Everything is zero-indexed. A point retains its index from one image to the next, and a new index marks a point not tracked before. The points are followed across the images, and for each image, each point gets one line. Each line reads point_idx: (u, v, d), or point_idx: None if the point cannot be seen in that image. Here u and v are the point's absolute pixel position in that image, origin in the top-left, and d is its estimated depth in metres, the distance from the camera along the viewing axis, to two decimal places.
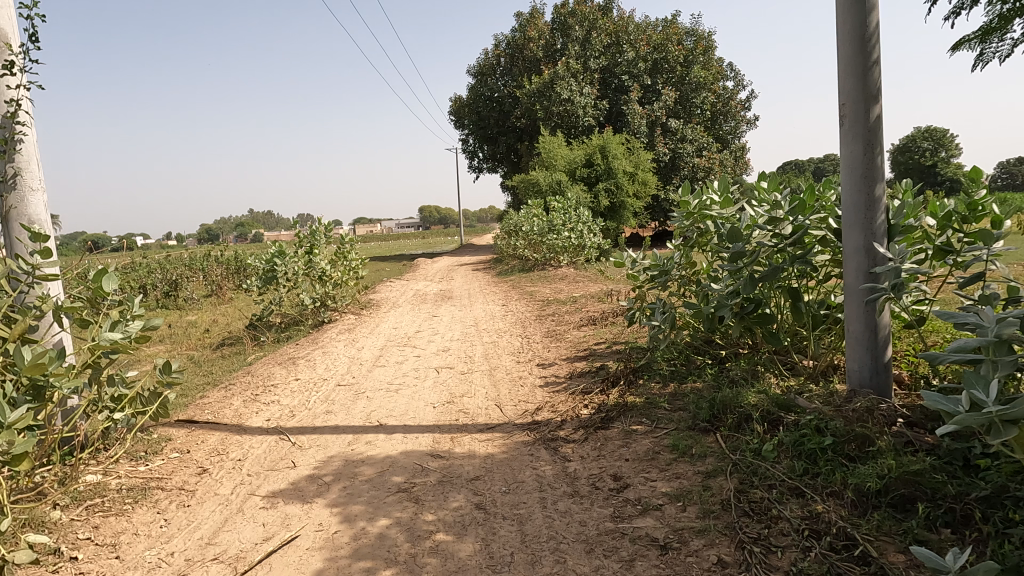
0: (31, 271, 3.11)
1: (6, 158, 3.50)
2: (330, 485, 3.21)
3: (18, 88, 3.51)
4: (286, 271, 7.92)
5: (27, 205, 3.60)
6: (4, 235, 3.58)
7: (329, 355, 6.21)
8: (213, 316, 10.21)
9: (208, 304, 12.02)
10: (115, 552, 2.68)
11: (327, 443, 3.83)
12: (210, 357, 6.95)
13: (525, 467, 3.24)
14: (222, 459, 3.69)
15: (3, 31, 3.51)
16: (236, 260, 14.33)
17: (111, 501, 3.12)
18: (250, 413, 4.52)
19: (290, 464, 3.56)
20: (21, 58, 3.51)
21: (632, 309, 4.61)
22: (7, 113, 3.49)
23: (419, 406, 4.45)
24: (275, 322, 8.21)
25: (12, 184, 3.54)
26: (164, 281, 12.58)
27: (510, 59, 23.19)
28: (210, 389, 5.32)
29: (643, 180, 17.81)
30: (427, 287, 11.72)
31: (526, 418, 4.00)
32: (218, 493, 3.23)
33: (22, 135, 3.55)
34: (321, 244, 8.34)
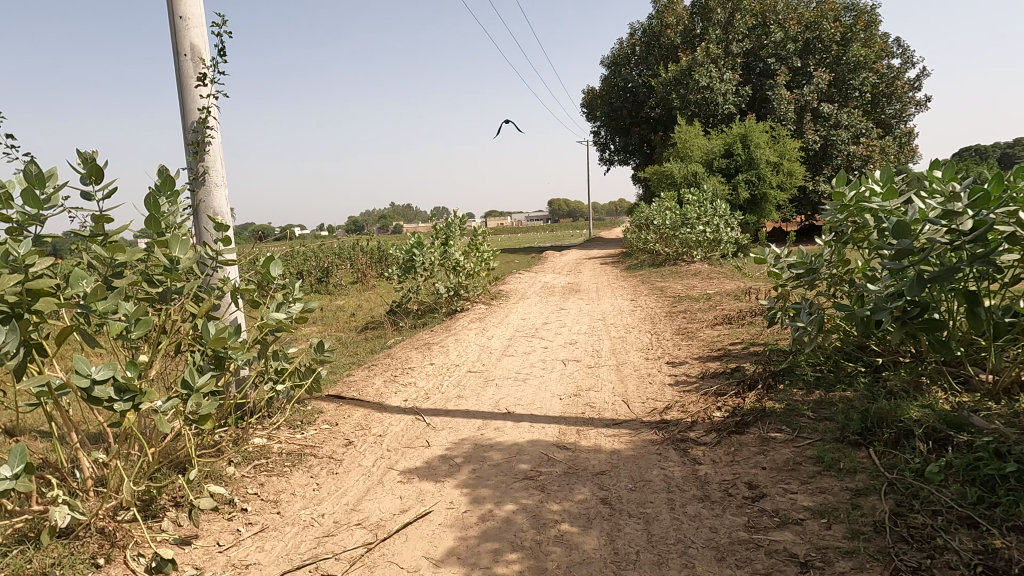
0: (215, 257, 3.54)
1: (197, 158, 4.02)
2: (460, 466, 3.36)
3: (208, 96, 4.02)
4: (423, 261, 8.39)
5: (212, 199, 4.11)
6: (195, 226, 4.13)
7: (461, 342, 6.48)
8: (357, 301, 11.08)
9: (354, 290, 13.07)
10: (277, 509, 3.02)
11: (458, 426, 4.01)
12: (355, 338, 7.55)
13: (653, 466, 3.17)
14: (365, 434, 4.00)
15: (196, 48, 4.04)
16: (378, 250, 15.41)
17: (273, 463, 3.52)
18: (389, 393, 4.85)
19: (424, 443, 3.78)
20: (211, 70, 4.01)
21: (773, 310, 4.33)
22: (198, 119, 4.01)
23: (546, 397, 4.51)
24: (412, 309, 8.72)
25: (202, 180, 4.06)
26: (317, 269, 13.85)
27: (646, 47, 22.60)
28: (355, 369, 5.79)
29: (788, 170, 16.54)
30: (555, 279, 11.82)
31: (654, 416, 3.91)
32: (362, 465, 3.51)
33: (210, 138, 4.06)
34: (456, 236, 8.73)
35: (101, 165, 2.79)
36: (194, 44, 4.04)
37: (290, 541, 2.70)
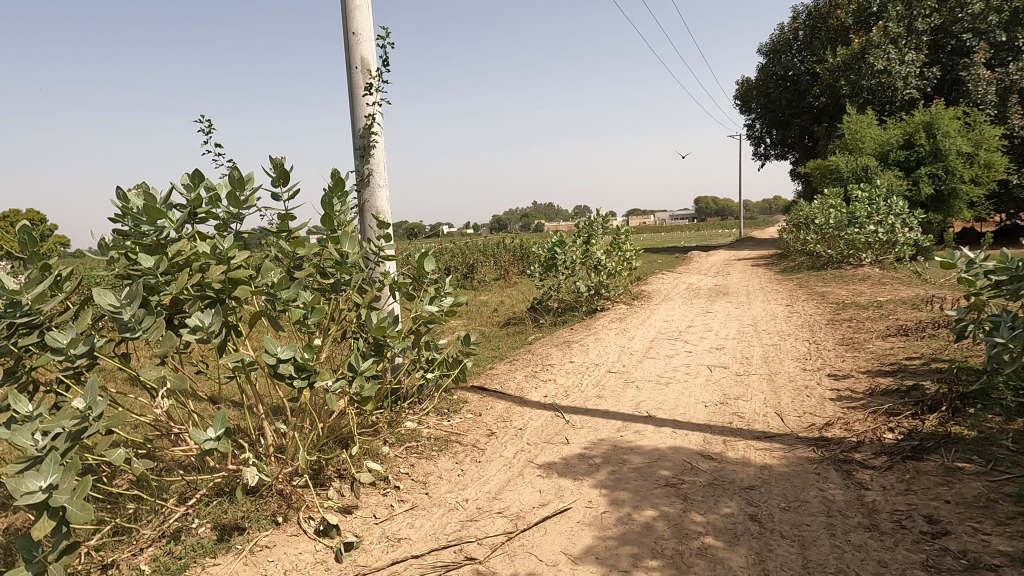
0: (378, 252, 3.83)
1: (363, 161, 4.39)
2: (599, 466, 3.34)
3: (373, 104, 4.37)
4: (564, 259, 8.47)
5: (375, 198, 4.46)
6: (361, 223, 4.52)
7: (601, 342, 6.44)
8: (500, 297, 11.45)
9: (497, 286, 13.52)
10: (426, 489, 3.22)
11: (597, 426, 4.00)
12: (498, 333, 7.81)
13: (810, 486, 2.92)
14: (506, 426, 4.13)
15: (365, 60, 4.42)
16: (521, 248, 15.81)
17: (422, 446, 3.76)
18: (530, 388, 4.96)
19: (564, 440, 3.81)
20: (377, 80, 4.36)
21: (964, 322, 3.77)
22: (365, 125, 4.38)
23: (690, 403, 4.33)
24: (552, 307, 8.82)
25: (367, 182, 4.43)
26: (463, 265, 14.54)
27: (811, 31, 20.84)
28: (497, 362, 5.99)
29: (986, 162, 14.33)
30: (700, 281, 11.31)
31: (811, 433, 3.60)
32: (503, 456, 3.62)
33: (374, 142, 4.41)
34: (598, 235, 8.70)
35: (288, 169, 3.14)
36: (363, 57, 4.41)
37: (437, 521, 2.87)
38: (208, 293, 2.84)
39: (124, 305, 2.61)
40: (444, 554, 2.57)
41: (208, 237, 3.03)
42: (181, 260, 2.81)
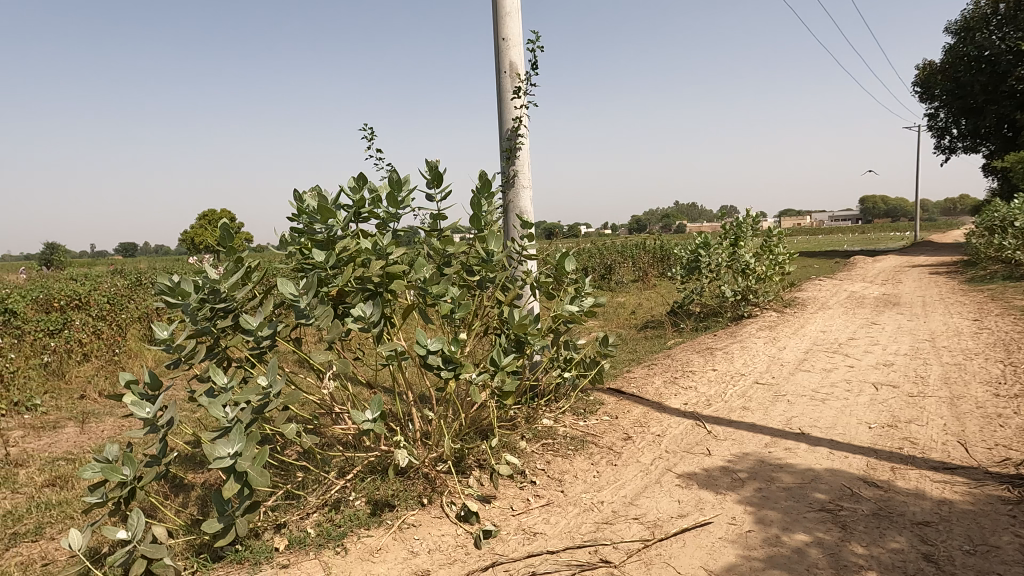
0: (521, 251, 3.92)
1: (509, 162, 4.52)
2: (744, 482, 3.15)
3: (521, 107, 4.48)
4: (709, 262, 8.11)
5: (520, 199, 4.56)
6: (505, 223, 4.64)
7: (748, 350, 6.07)
8: (638, 299, 11.22)
9: (635, 288, 13.26)
10: (561, 487, 3.24)
11: (742, 439, 3.77)
12: (636, 336, 7.66)
13: (1002, 529, 2.53)
14: (644, 431, 4.04)
15: (514, 64, 4.55)
16: (661, 249, 15.38)
17: (558, 444, 3.80)
18: (669, 394, 4.80)
19: (705, 450, 3.65)
20: (525, 83, 4.46)
21: None
22: (512, 127, 4.50)
23: (851, 423, 3.94)
24: (694, 311, 8.47)
25: (512, 182, 4.55)
26: (601, 266, 14.45)
27: (1017, 3, 18.25)
28: (635, 366, 5.88)
29: None
30: (865, 289, 10.23)
31: (1005, 468, 3.11)
32: (640, 461, 3.55)
33: (521, 144, 4.52)
34: (747, 236, 8.21)
35: (441, 171, 3.32)
36: (513, 62, 4.55)
37: (571, 520, 2.88)
38: (369, 286, 3.09)
39: (301, 294, 2.92)
40: (579, 554, 2.57)
41: (369, 235, 3.29)
42: (346, 255, 3.08)
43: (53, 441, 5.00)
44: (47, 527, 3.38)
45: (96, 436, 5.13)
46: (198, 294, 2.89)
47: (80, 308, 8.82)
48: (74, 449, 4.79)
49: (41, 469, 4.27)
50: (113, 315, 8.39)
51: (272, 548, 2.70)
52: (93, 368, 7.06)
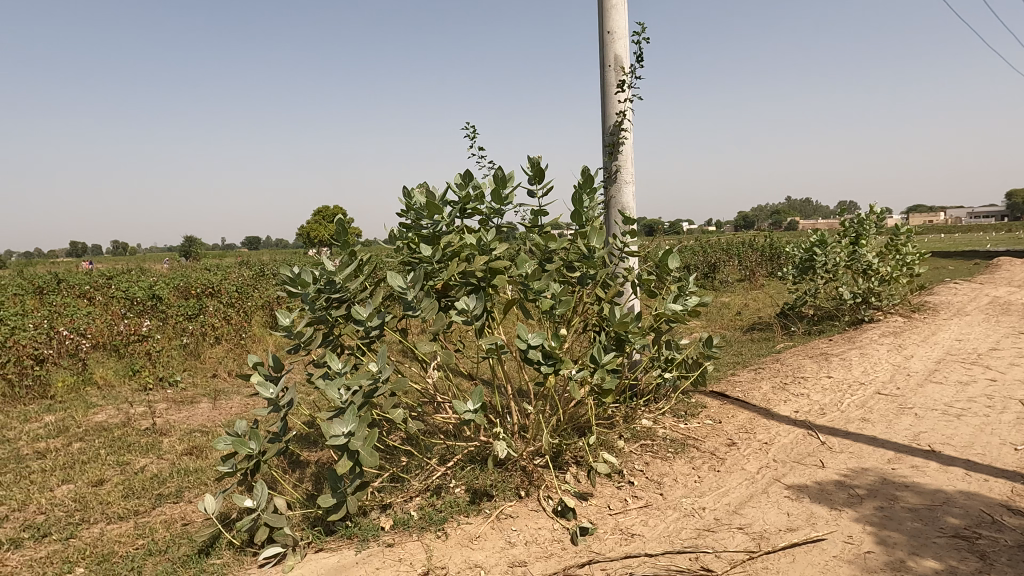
0: (623, 248, 3.84)
1: (612, 157, 4.45)
2: (863, 499, 2.93)
3: (625, 101, 4.39)
4: (825, 262, 7.57)
5: (621, 194, 4.48)
6: (607, 219, 4.57)
7: (868, 357, 5.61)
8: (744, 300, 10.69)
9: (741, 288, 12.64)
10: (660, 490, 3.17)
11: (861, 453, 3.50)
12: (741, 338, 7.31)
13: None
14: (749, 437, 3.85)
15: (619, 57, 4.47)
16: (770, 248, 14.55)
17: (658, 446, 3.71)
18: (778, 401, 4.54)
19: (818, 462, 3.42)
20: (630, 76, 4.37)
21: None
22: (615, 122, 4.43)
23: (992, 443, 3.54)
24: (807, 314, 7.95)
25: (614, 178, 4.48)
26: (704, 264, 13.92)
27: None
28: (740, 369, 5.62)
29: None
30: (1011, 294, 9.12)
31: None
32: (745, 469, 3.39)
33: (624, 139, 4.44)
34: (870, 234, 7.58)
35: (544, 167, 3.32)
36: (617, 55, 4.47)
37: (671, 524, 2.81)
38: (472, 280, 3.16)
39: (409, 287, 3.04)
40: (679, 559, 2.50)
41: (473, 230, 3.37)
42: (451, 250, 3.17)
43: (190, 414, 5.56)
44: (186, 491, 3.76)
45: (225, 412, 5.65)
46: (316, 285, 3.09)
47: (213, 296, 9.72)
48: (208, 422, 5.30)
49: (180, 439, 4.76)
50: (240, 302, 9.18)
51: (378, 526, 2.85)
52: (223, 350, 7.76)
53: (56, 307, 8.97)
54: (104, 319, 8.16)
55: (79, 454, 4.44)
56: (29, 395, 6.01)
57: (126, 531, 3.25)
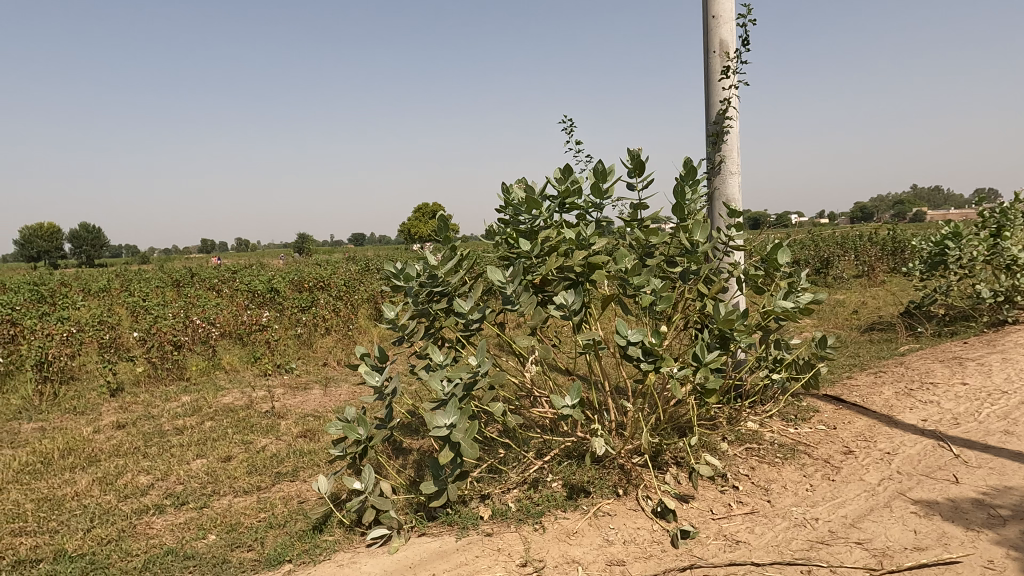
0: (728, 242, 3.65)
1: (716, 147, 4.25)
2: (1006, 521, 2.62)
3: (730, 88, 4.19)
4: (959, 256, 6.84)
5: (726, 186, 4.27)
6: (710, 212, 4.38)
7: (1012, 362, 5.01)
8: (862, 297, 9.90)
9: (858, 284, 11.72)
10: (767, 497, 3.01)
11: (1003, 470, 3.13)
12: (858, 339, 6.78)
13: None
14: (869, 446, 3.56)
15: (724, 42, 4.26)
16: (893, 241, 13.36)
17: (765, 450, 3.53)
18: (902, 407, 4.17)
19: (951, 477, 3.10)
20: (736, 61, 4.16)
21: None
22: (720, 110, 4.23)
23: None
24: (937, 313, 7.22)
25: (718, 169, 4.28)
26: (816, 259, 13.03)
27: None
28: (857, 372, 5.21)
29: None
30: None
31: None
32: (864, 479, 3.14)
33: (729, 127, 4.23)
34: (1015, 225, 6.75)
35: (644, 160, 3.23)
36: (723, 40, 4.27)
37: (780, 533, 2.66)
38: (570, 275, 3.14)
39: (508, 281, 3.08)
40: (789, 571, 2.36)
41: (571, 225, 3.36)
42: (549, 245, 3.17)
43: (304, 399, 5.97)
44: (301, 471, 4.04)
45: (335, 398, 6.02)
46: (419, 280, 3.21)
47: (324, 288, 10.37)
48: (320, 407, 5.66)
49: (296, 422, 5.12)
50: (348, 295, 9.72)
51: (477, 515, 2.92)
52: (333, 340, 8.26)
53: (191, 298, 9.94)
54: (230, 310, 8.94)
55: (210, 432, 4.89)
56: (169, 376, 6.70)
57: (250, 505, 3.55)
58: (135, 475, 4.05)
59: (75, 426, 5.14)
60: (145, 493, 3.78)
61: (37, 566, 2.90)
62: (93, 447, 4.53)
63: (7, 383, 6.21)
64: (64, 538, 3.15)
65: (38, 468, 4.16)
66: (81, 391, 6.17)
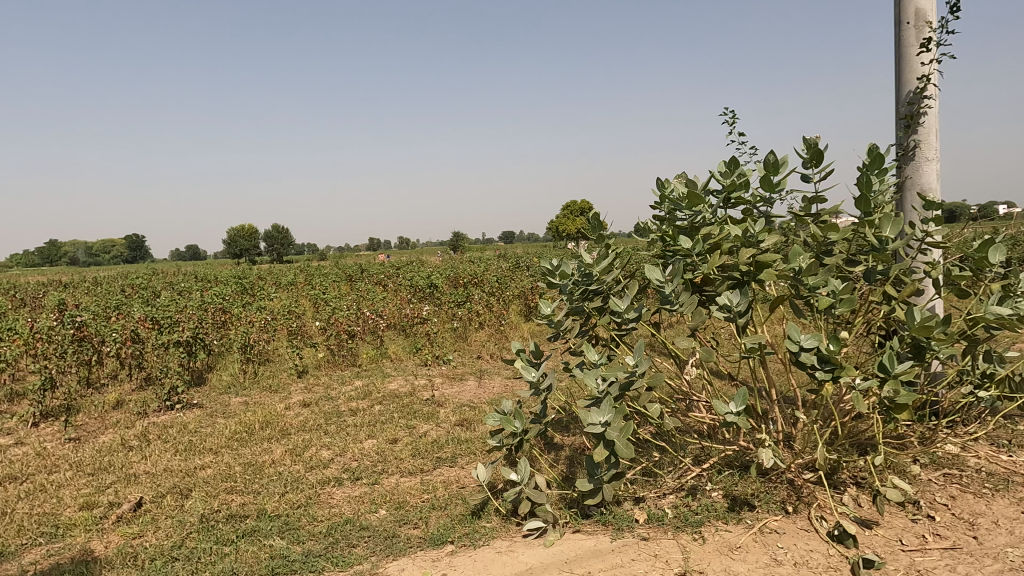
0: (923, 237, 3.17)
1: (909, 131, 3.76)
2: None
3: (930, 62, 3.67)
4: None
5: (921, 174, 3.75)
6: (901, 204, 3.88)
7: None
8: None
9: None
10: (973, 532, 2.60)
11: None
12: None
13: None
14: None
15: (922, 11, 3.76)
16: None
17: (968, 478, 3.08)
18: None
19: None
20: (937, 32, 3.64)
21: None
22: (916, 89, 3.73)
23: None
24: None
25: (911, 156, 3.78)
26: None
27: None
28: None
29: None
30: None
31: None
32: None
33: (927, 108, 3.71)
34: None
35: (823, 148, 2.93)
36: (919, 8, 3.77)
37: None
38: (735, 274, 2.95)
39: (667, 280, 2.98)
40: None
41: (736, 221, 3.17)
42: (712, 242, 3.01)
43: (460, 390, 6.30)
44: (459, 458, 4.27)
45: (489, 390, 6.28)
46: (574, 278, 3.22)
47: (477, 285, 10.87)
48: (475, 398, 5.93)
49: (454, 411, 5.43)
50: (500, 292, 10.09)
51: (633, 518, 2.89)
52: (486, 335, 8.61)
53: (361, 292, 10.96)
54: (396, 303, 9.70)
55: (379, 415, 5.34)
56: (344, 361, 7.44)
57: (415, 485, 3.81)
58: (318, 449, 4.54)
59: (270, 402, 5.90)
60: (327, 466, 4.22)
61: (244, 521, 3.36)
62: (284, 422, 5.16)
63: (220, 362, 7.29)
64: (265, 499, 3.63)
65: (244, 436, 4.83)
66: (275, 371, 7.07)
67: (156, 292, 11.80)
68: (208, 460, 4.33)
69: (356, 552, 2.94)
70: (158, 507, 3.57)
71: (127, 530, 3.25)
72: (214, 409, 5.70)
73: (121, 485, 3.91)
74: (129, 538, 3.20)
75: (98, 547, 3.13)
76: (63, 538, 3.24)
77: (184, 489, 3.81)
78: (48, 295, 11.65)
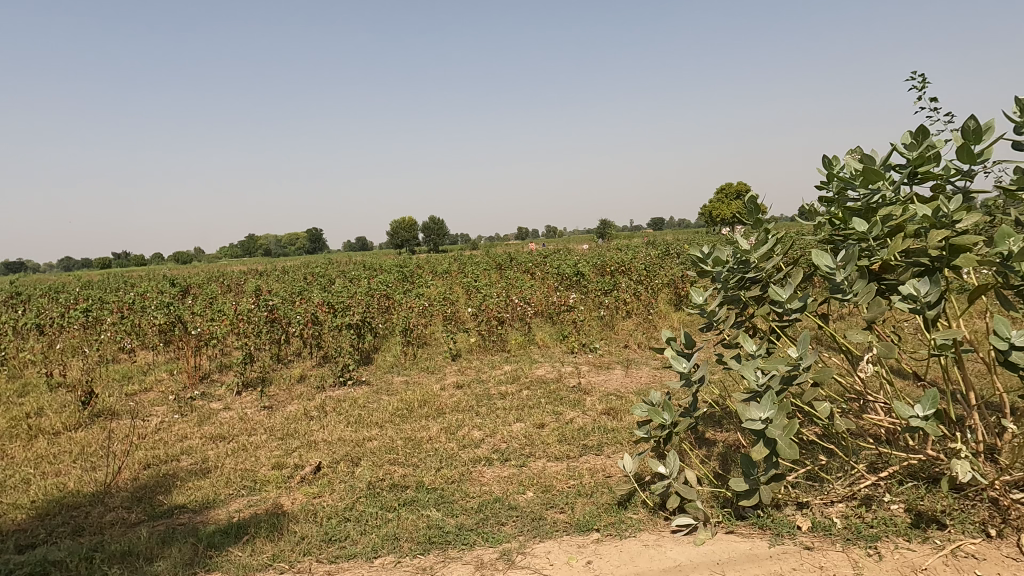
0: None
1: None
2: None
3: None
4: None
5: None
6: None
7: None
8: None
9: None
10: None
11: None
12: None
13: None
14: None
15: None
16: None
17: None
18: None
19: None
20: None
21: None
22: None
23: None
24: None
25: None
26: None
27: None
28: None
29: None
30: None
31: None
32: None
33: None
34: None
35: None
36: None
37: None
38: (923, 259, 2.57)
39: (838, 268, 2.69)
40: None
41: (924, 199, 2.77)
42: (894, 223, 2.64)
43: (607, 378, 6.26)
44: (605, 447, 4.24)
45: (636, 380, 6.17)
46: (728, 265, 3.06)
47: (625, 273, 10.68)
48: (622, 387, 5.85)
49: (600, 399, 5.40)
50: (648, 279, 9.80)
51: (795, 525, 2.67)
52: (634, 324, 8.44)
53: (510, 280, 11.27)
54: (543, 290, 9.86)
55: (528, 400, 5.47)
56: (495, 347, 7.71)
57: (561, 470, 3.86)
58: (470, 429, 4.78)
59: (429, 382, 6.32)
60: (478, 446, 4.42)
61: (405, 491, 3.64)
62: (440, 402, 5.49)
63: (384, 343, 7.93)
64: (422, 473, 3.89)
65: (405, 413, 5.22)
66: (431, 354, 7.54)
67: (332, 280, 13.12)
68: (374, 432, 4.74)
69: (505, 530, 3.05)
70: (333, 472, 3.99)
71: (308, 490, 3.67)
72: (379, 387, 6.22)
73: (304, 450, 4.42)
74: (311, 497, 3.61)
75: (287, 502, 3.58)
76: (260, 492, 3.75)
77: (355, 457, 4.21)
78: (248, 283, 13.47)
